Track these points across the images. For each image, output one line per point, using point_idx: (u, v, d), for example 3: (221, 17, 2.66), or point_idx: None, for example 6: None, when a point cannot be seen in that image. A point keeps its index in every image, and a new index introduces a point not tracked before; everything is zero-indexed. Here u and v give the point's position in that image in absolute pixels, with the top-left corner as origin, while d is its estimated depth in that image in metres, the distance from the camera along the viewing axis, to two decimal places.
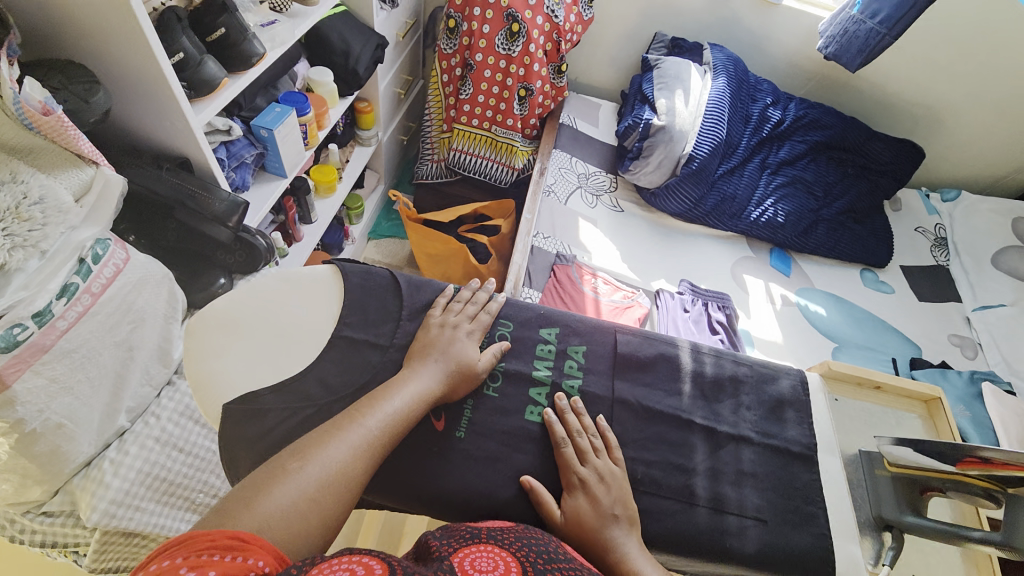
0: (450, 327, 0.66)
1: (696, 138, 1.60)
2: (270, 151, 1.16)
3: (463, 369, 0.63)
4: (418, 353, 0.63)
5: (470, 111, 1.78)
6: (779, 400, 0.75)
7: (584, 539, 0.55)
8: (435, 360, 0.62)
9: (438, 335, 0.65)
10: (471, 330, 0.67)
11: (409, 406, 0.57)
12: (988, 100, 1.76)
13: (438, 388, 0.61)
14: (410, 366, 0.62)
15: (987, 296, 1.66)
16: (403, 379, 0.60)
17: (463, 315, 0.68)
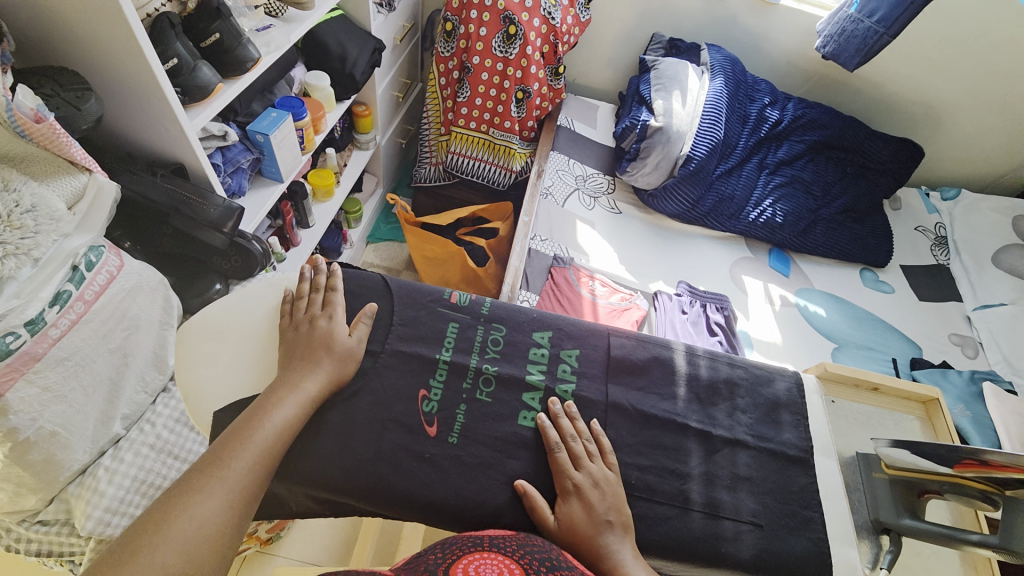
0: (311, 323, 0.64)
1: (693, 138, 1.59)
2: (266, 155, 1.16)
3: (339, 357, 0.62)
4: (286, 358, 0.62)
5: (467, 113, 1.78)
6: (775, 403, 0.74)
7: (579, 543, 0.55)
8: (307, 360, 0.61)
9: (298, 333, 0.63)
10: (330, 314, 0.65)
11: (287, 420, 0.56)
12: (987, 99, 1.76)
13: (322, 387, 0.60)
14: (279, 377, 0.60)
15: (987, 295, 1.66)
16: (274, 393, 0.58)
17: (315, 304, 0.66)
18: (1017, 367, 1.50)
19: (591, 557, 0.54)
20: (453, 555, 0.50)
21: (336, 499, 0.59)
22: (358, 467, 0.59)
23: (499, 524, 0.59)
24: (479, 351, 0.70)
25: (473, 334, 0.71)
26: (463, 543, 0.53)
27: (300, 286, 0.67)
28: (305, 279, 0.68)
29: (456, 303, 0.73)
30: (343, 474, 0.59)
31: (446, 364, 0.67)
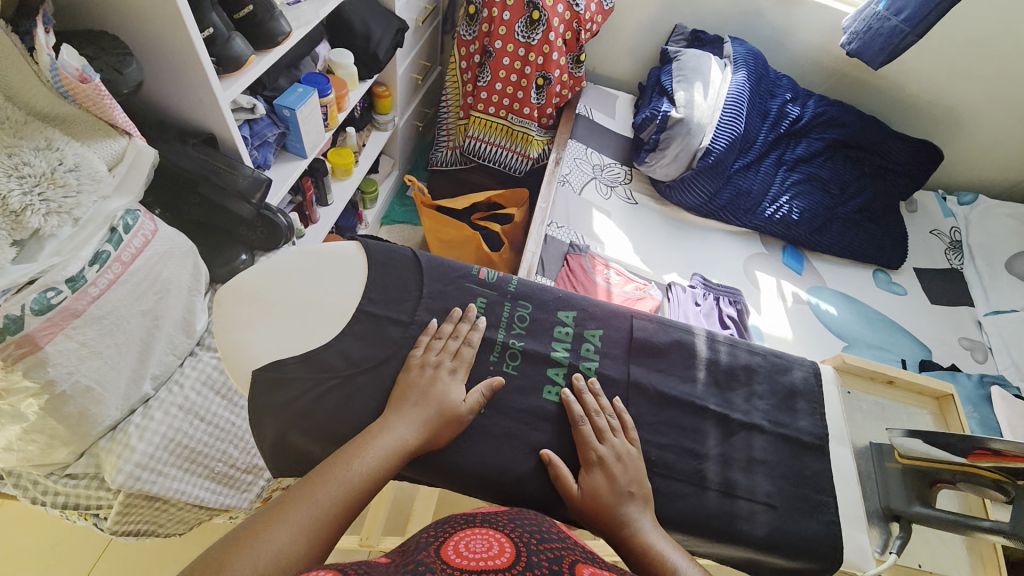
0: (433, 367, 0.64)
1: (714, 131, 1.59)
2: (292, 130, 1.17)
3: (444, 416, 0.60)
4: (398, 398, 0.61)
5: (487, 98, 1.78)
6: (791, 390, 0.75)
7: (601, 512, 0.57)
8: (416, 408, 0.60)
9: (417, 375, 0.63)
10: (455, 368, 0.65)
11: (379, 464, 0.55)
12: (1010, 103, 1.74)
13: (417, 437, 0.58)
14: (386, 418, 0.59)
15: (999, 301, 1.66)
16: (375, 432, 0.57)
17: (444, 352, 0.66)
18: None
19: (614, 526, 0.57)
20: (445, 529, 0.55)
21: None
22: None
23: (522, 491, 0.61)
24: (505, 326, 0.71)
25: (500, 310, 0.72)
26: (455, 519, 0.58)
27: (444, 327, 0.67)
28: (449, 321, 0.68)
29: (484, 279, 0.74)
30: None
31: (474, 337, 0.69)
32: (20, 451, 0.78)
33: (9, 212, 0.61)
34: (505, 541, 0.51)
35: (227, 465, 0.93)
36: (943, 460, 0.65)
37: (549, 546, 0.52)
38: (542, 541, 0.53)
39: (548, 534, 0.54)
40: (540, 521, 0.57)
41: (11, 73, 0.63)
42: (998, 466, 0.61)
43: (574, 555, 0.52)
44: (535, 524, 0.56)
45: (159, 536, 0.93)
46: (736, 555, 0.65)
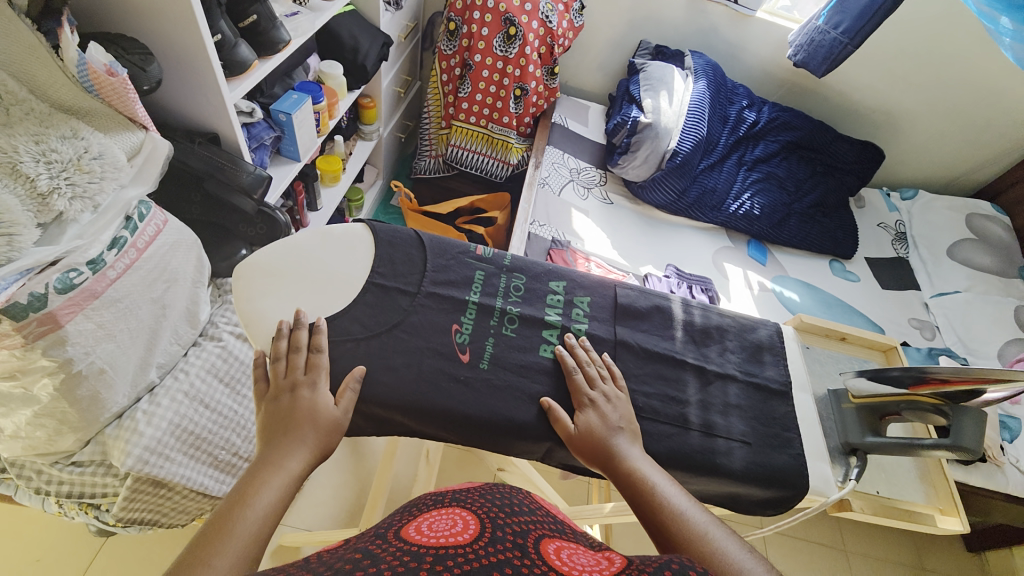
0: (299, 389, 0.62)
1: (680, 134, 1.72)
2: (287, 134, 1.23)
3: (321, 428, 0.60)
4: (273, 429, 0.59)
5: (468, 108, 1.89)
6: (758, 345, 0.85)
7: (593, 441, 0.65)
8: (291, 434, 0.59)
9: (279, 405, 0.61)
10: (313, 380, 0.63)
11: (274, 501, 0.54)
12: (941, 108, 1.94)
13: (306, 463, 0.58)
14: (268, 453, 0.57)
15: (942, 284, 1.83)
16: (261, 474, 0.55)
17: (293, 371, 0.64)
18: (971, 346, 1.66)
19: (604, 455, 0.64)
20: (412, 515, 0.60)
21: (379, 415, 0.67)
22: (402, 386, 0.67)
23: (526, 435, 0.68)
24: (503, 295, 0.78)
25: (497, 281, 0.79)
26: (426, 503, 0.63)
27: (278, 345, 0.65)
28: (283, 336, 0.66)
29: (481, 255, 0.81)
30: (390, 392, 0.66)
31: (475, 305, 0.75)
32: (25, 439, 0.80)
33: (37, 194, 0.66)
34: (471, 520, 0.55)
35: (230, 453, 0.96)
36: (891, 397, 0.75)
37: (517, 524, 0.55)
38: (511, 514, 0.58)
39: (518, 505, 0.61)
40: (512, 500, 0.62)
41: (37, 67, 0.68)
42: (931, 390, 0.72)
43: (540, 526, 0.58)
44: (505, 498, 0.62)
45: (164, 526, 0.94)
46: (719, 488, 0.73)
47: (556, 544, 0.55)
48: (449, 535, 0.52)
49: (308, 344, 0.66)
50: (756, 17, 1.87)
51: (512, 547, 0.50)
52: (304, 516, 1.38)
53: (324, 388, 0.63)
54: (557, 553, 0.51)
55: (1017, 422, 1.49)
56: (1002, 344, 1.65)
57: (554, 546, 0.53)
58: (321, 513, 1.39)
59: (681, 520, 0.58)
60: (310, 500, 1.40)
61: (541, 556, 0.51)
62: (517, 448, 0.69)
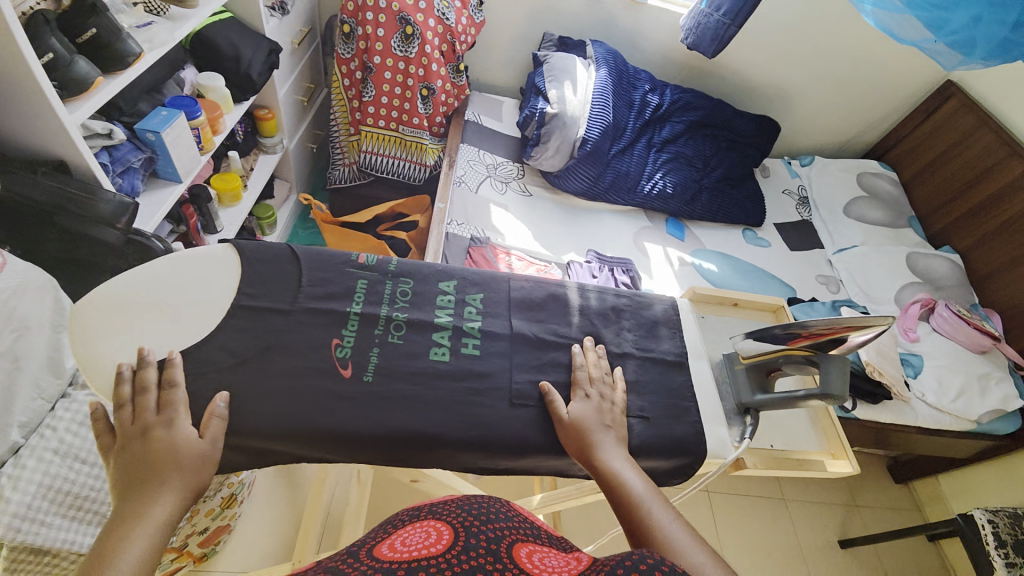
0: (162, 425, 0.57)
1: (587, 121, 1.75)
2: (160, 155, 1.13)
3: (186, 467, 0.56)
4: (132, 478, 0.54)
5: (375, 112, 1.82)
6: (654, 321, 0.88)
7: (578, 431, 0.68)
8: (152, 480, 0.54)
9: (139, 446, 0.56)
10: (169, 417, 0.58)
11: (142, 556, 0.49)
12: (825, 78, 2.08)
13: (177, 505, 0.54)
14: (129, 505, 0.52)
15: (842, 240, 1.96)
16: (123, 526, 0.50)
17: (145, 411, 0.58)
18: (871, 295, 1.79)
19: (585, 446, 0.67)
20: (386, 532, 0.59)
21: (256, 446, 0.62)
22: (277, 410, 0.63)
23: (418, 442, 0.66)
24: (389, 302, 0.75)
25: (382, 288, 0.76)
26: (398, 519, 0.62)
27: (121, 391, 0.59)
28: (124, 381, 0.60)
29: (364, 263, 0.78)
30: (263, 419, 0.62)
31: (357, 315, 0.72)
32: None
33: None
34: (447, 529, 0.55)
35: (122, 507, 0.87)
36: (772, 355, 0.78)
37: (494, 530, 0.55)
38: (486, 521, 0.57)
39: (496, 512, 0.59)
40: (490, 506, 0.60)
41: None
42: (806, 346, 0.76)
43: (516, 530, 0.57)
44: (482, 505, 0.60)
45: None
46: None
47: (531, 546, 0.56)
48: (422, 549, 0.52)
49: (164, 378, 0.61)
50: (649, 4, 1.93)
51: (486, 553, 0.51)
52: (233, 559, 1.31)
53: (183, 425, 0.58)
54: (530, 558, 0.52)
55: (917, 358, 1.57)
56: (898, 289, 1.76)
57: (527, 550, 0.54)
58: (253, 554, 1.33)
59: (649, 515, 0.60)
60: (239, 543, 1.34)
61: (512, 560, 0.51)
62: (410, 457, 0.67)
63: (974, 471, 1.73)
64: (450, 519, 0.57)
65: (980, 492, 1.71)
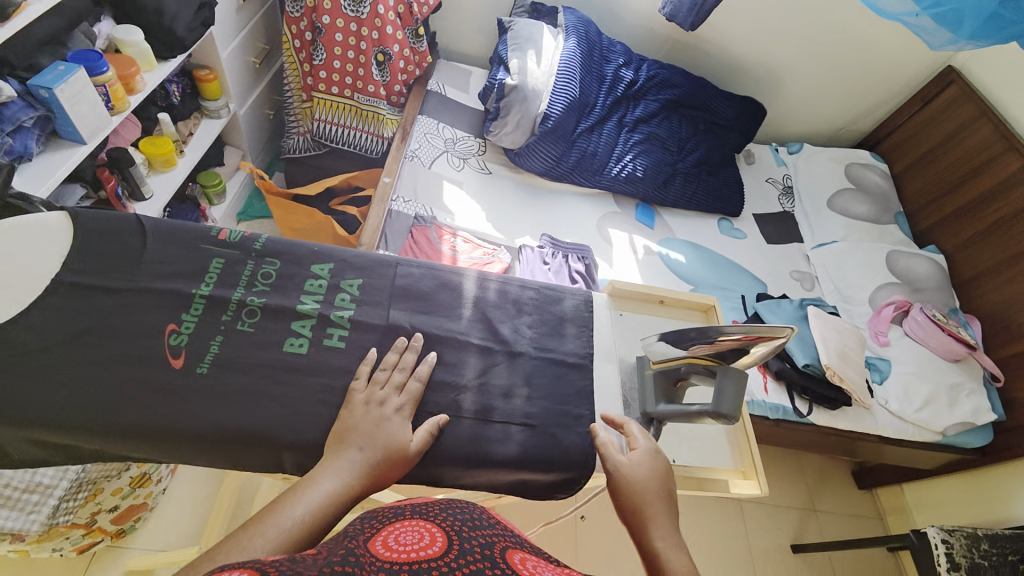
0: (380, 402, 0.62)
1: (549, 96, 1.63)
2: (57, 113, 1.04)
3: (391, 460, 0.58)
4: (341, 438, 0.58)
5: (327, 77, 1.70)
6: (561, 317, 0.79)
7: (632, 490, 0.60)
8: (357, 449, 0.57)
9: (364, 415, 0.60)
10: (403, 404, 0.63)
11: (318, 516, 0.50)
12: (821, 58, 1.91)
13: (354, 484, 0.55)
14: (327, 462, 0.56)
15: (822, 235, 1.80)
16: (313, 480, 0.53)
17: (389, 385, 0.64)
18: (845, 294, 1.64)
19: (636, 511, 0.58)
20: (372, 528, 0.49)
21: (64, 442, 0.57)
22: (87, 402, 0.57)
23: (252, 444, 0.59)
24: (246, 284, 0.67)
25: (240, 269, 0.68)
26: (382, 517, 0.52)
27: None
28: None
29: (225, 239, 0.70)
30: (65, 410, 0.56)
31: (203, 298, 0.65)
32: None
33: None
34: (437, 530, 0.46)
35: None
36: (672, 361, 0.72)
37: (484, 535, 0.47)
38: (473, 528, 0.48)
39: (478, 518, 0.50)
40: (472, 512, 0.51)
41: None
42: (703, 352, 0.70)
43: (504, 540, 0.49)
44: (471, 512, 0.51)
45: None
46: (495, 477, 0.68)
47: (520, 553, 0.48)
48: (417, 551, 0.43)
49: None
50: None
51: (482, 557, 0.43)
52: (155, 538, 1.22)
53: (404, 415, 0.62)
54: (524, 564, 0.45)
55: (885, 363, 1.48)
56: (874, 289, 1.63)
57: (520, 557, 0.46)
58: (179, 532, 1.24)
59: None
60: (163, 520, 1.24)
61: (510, 566, 0.43)
62: (246, 459, 0.60)
63: (939, 484, 1.64)
64: (438, 520, 0.48)
65: (945, 506, 1.63)
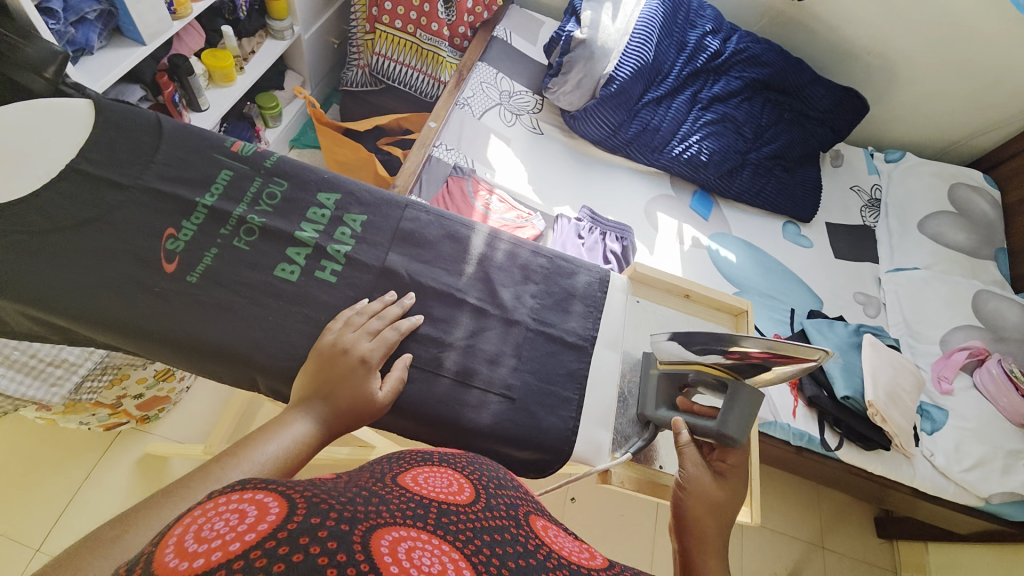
0: (348, 346, 0.58)
1: (619, 58, 1.50)
2: (120, 9, 1.06)
3: (362, 409, 0.56)
4: (310, 381, 0.56)
5: (392, 10, 1.64)
6: (570, 293, 0.73)
7: (706, 497, 0.58)
8: (326, 394, 0.55)
9: (331, 359, 0.57)
10: (376, 352, 0.59)
11: (280, 458, 0.49)
12: (954, 53, 1.61)
13: (320, 429, 0.53)
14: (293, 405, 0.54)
15: (903, 259, 1.57)
16: (277, 423, 0.52)
17: (362, 330, 0.60)
18: (914, 329, 1.44)
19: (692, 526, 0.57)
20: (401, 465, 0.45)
21: (53, 323, 0.59)
22: (77, 289, 0.58)
23: (223, 360, 0.59)
24: (249, 202, 0.66)
25: (247, 185, 0.68)
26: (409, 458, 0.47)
27: None
28: None
29: (237, 152, 0.70)
30: (54, 293, 0.57)
31: (205, 209, 0.65)
32: None
33: None
34: (467, 483, 0.43)
35: None
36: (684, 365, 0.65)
37: (511, 496, 0.45)
38: (497, 485, 0.46)
39: (503, 479, 0.48)
40: (500, 472, 0.48)
41: None
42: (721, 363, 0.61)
43: (528, 504, 0.46)
44: (498, 473, 0.48)
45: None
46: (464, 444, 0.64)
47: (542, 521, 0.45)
48: (445, 494, 0.40)
49: None
50: None
51: (509, 517, 0.40)
52: (175, 428, 1.31)
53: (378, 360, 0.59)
54: (545, 531, 0.42)
55: (941, 414, 1.31)
56: (948, 329, 1.42)
57: (543, 525, 0.43)
58: (195, 427, 1.33)
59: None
60: (184, 413, 1.34)
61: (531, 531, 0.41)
62: (218, 374, 0.60)
63: (966, 551, 1.47)
64: (466, 472, 0.46)
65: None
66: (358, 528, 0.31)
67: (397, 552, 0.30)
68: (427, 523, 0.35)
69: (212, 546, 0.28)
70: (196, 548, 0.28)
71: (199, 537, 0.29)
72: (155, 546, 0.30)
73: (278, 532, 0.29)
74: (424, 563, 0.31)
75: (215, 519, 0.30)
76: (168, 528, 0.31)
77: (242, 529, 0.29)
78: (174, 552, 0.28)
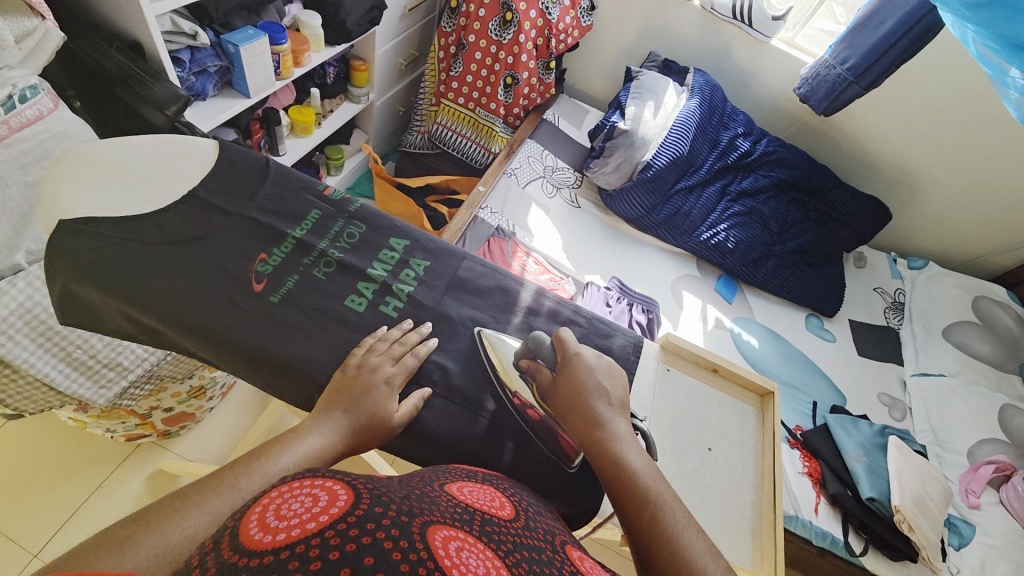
0: (389, 372, 0.64)
1: (656, 148, 1.64)
2: (236, 67, 1.24)
3: (377, 424, 0.60)
4: (331, 398, 0.60)
5: (457, 88, 1.85)
6: (606, 352, 0.78)
7: (570, 402, 0.64)
8: (339, 412, 0.59)
9: (356, 379, 0.62)
10: (396, 375, 0.65)
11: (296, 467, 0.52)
12: (974, 176, 1.71)
13: (336, 443, 0.57)
14: (311, 419, 0.58)
15: (929, 364, 1.56)
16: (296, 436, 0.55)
17: (387, 355, 0.66)
18: (942, 440, 1.40)
19: (577, 399, 0.64)
20: (450, 476, 0.50)
21: (146, 324, 0.66)
22: (174, 296, 0.65)
23: (289, 374, 0.64)
24: (331, 238, 0.76)
25: (331, 224, 0.77)
26: (458, 472, 0.53)
27: None
28: None
29: (327, 196, 0.80)
30: (157, 296, 0.65)
31: (294, 240, 0.74)
32: None
33: None
34: (508, 504, 0.48)
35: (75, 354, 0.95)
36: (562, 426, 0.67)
37: (547, 522, 0.50)
38: (535, 514, 0.51)
39: (547, 514, 0.54)
40: (538, 504, 0.55)
41: None
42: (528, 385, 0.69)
43: (563, 535, 0.51)
44: (534, 505, 0.54)
45: (17, 411, 0.95)
46: None
47: (576, 551, 0.48)
48: (489, 508, 0.45)
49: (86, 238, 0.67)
50: (772, 45, 1.74)
51: (545, 538, 0.45)
52: (192, 447, 1.33)
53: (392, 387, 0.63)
54: (581, 560, 0.45)
55: (968, 528, 1.24)
56: (975, 441, 1.37)
57: (579, 555, 0.47)
58: (211, 449, 1.34)
59: (666, 530, 0.53)
60: (204, 433, 1.36)
61: (566, 557, 0.44)
62: (278, 387, 0.66)
63: None
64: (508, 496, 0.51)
65: None
66: (415, 520, 0.35)
67: (450, 545, 0.34)
68: (472, 529, 0.39)
69: (292, 523, 0.32)
70: (278, 524, 0.32)
71: (279, 514, 0.33)
72: (237, 521, 0.34)
73: (347, 516, 0.33)
74: (473, 560, 0.34)
75: (292, 500, 0.35)
76: (249, 506, 0.35)
77: (316, 510, 0.33)
78: (258, 527, 0.33)
